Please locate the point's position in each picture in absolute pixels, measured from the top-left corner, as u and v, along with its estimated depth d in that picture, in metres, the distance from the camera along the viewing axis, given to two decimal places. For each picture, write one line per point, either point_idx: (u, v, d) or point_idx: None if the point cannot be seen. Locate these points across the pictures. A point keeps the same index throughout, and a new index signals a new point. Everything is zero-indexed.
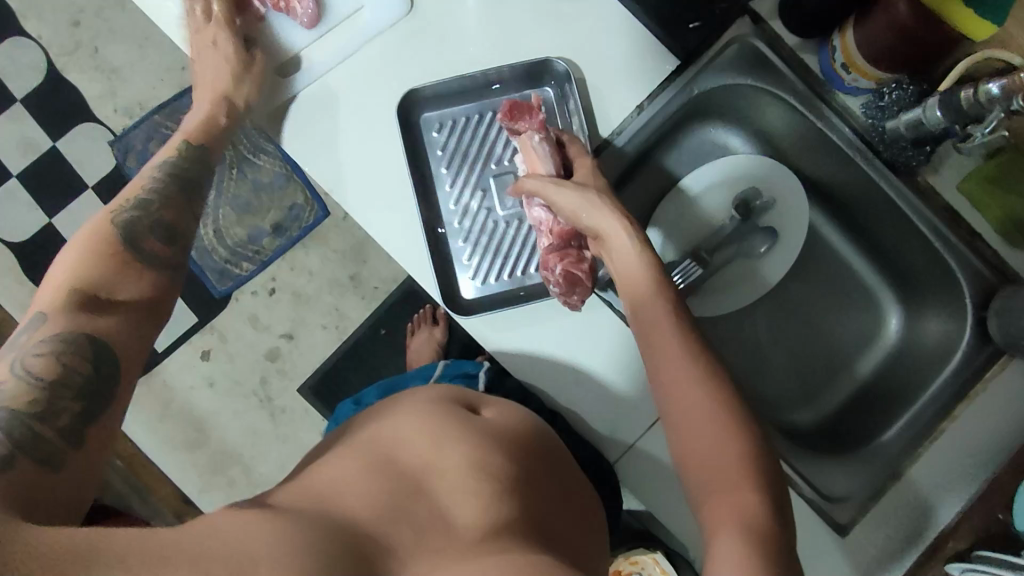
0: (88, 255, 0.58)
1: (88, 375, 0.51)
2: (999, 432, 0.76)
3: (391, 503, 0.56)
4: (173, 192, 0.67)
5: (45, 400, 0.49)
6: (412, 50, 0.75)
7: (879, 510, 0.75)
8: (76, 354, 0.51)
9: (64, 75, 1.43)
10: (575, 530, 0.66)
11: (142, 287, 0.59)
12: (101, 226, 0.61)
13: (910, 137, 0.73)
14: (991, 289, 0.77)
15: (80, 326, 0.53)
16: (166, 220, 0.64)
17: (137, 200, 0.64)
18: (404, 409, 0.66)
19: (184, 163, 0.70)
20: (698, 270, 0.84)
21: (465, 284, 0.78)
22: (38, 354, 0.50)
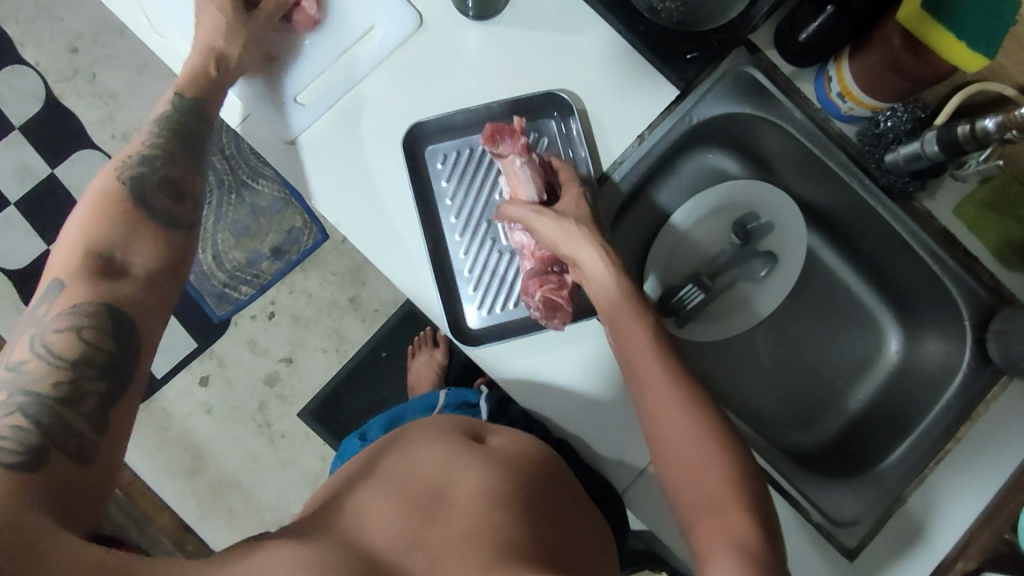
0: (99, 219, 0.61)
1: (105, 350, 0.54)
2: (1002, 453, 0.77)
3: (404, 527, 0.57)
4: (175, 150, 0.68)
5: (70, 381, 0.52)
6: (414, 82, 0.76)
7: (886, 532, 0.76)
8: (89, 330, 0.54)
9: (62, 101, 1.44)
10: (591, 561, 0.65)
11: (159, 247, 0.62)
12: (110, 188, 0.63)
13: (909, 170, 0.75)
14: (989, 311, 0.78)
15: (95, 296, 0.55)
16: (171, 176, 0.66)
17: (141, 157, 0.66)
18: (415, 443, 0.67)
19: (179, 116, 0.70)
20: (701, 295, 0.84)
21: (471, 313, 0.78)
22: (56, 331, 0.53)
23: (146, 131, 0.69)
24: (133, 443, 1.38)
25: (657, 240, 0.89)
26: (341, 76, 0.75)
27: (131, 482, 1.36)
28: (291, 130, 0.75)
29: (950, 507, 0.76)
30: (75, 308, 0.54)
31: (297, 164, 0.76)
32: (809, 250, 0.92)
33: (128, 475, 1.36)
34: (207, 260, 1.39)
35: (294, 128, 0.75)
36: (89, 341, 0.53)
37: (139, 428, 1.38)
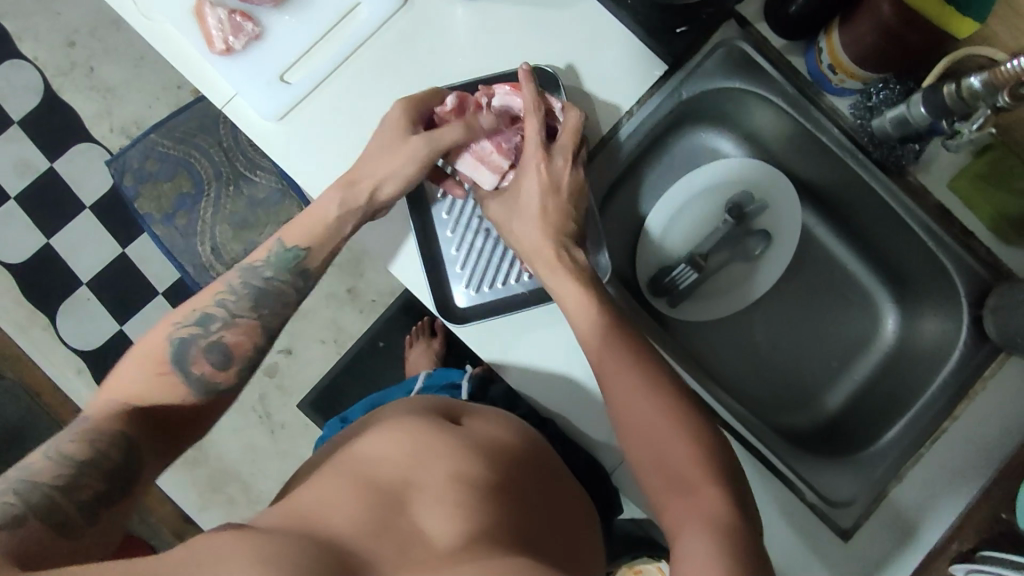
0: (136, 367, 0.61)
1: (118, 462, 0.54)
2: (998, 431, 0.76)
3: (373, 517, 0.56)
4: (249, 317, 0.67)
5: (70, 476, 0.51)
6: (401, 59, 0.75)
7: (880, 514, 0.75)
8: (108, 448, 0.54)
9: (60, 95, 1.44)
10: (565, 537, 0.65)
11: (198, 370, 0.63)
12: (157, 346, 0.62)
13: (897, 136, 0.74)
14: (985, 287, 0.77)
15: (124, 432, 0.56)
16: (228, 342, 0.65)
17: (201, 313, 0.65)
18: (386, 425, 0.67)
19: (269, 269, 0.68)
20: (694, 275, 0.83)
21: (459, 292, 0.77)
22: (72, 441, 0.54)
23: (285, 233, 0.70)
24: None
25: (648, 223, 0.88)
26: (328, 53, 0.75)
27: None
28: (281, 107, 0.75)
29: (947, 488, 0.75)
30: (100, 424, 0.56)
31: (287, 143, 0.76)
32: (805, 230, 0.91)
33: None
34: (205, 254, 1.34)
35: (285, 106, 0.75)
36: (105, 455, 0.54)
37: None
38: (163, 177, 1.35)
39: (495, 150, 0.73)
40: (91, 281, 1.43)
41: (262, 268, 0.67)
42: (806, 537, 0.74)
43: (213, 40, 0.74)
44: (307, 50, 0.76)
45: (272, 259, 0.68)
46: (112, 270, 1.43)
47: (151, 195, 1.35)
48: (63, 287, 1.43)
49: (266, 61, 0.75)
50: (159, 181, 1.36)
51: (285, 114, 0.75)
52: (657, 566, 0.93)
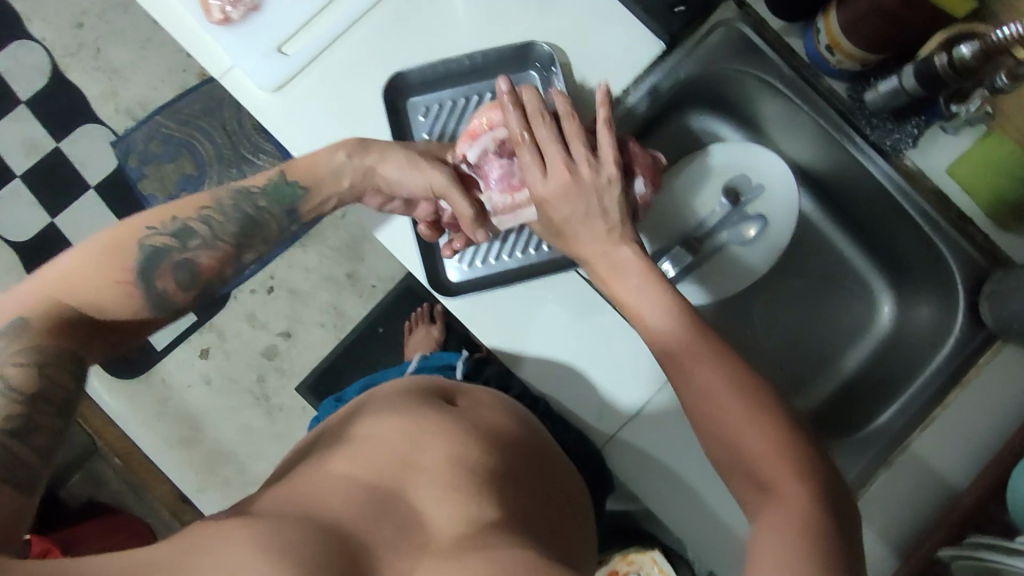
0: (95, 266, 0.52)
1: (69, 391, 0.48)
2: (994, 419, 0.74)
3: (370, 500, 0.56)
4: (228, 241, 0.60)
5: (23, 417, 0.45)
6: (399, 35, 0.76)
7: (872, 501, 0.74)
8: (60, 374, 0.48)
9: (67, 75, 1.45)
10: (559, 520, 0.65)
11: (162, 286, 0.56)
12: (125, 247, 0.55)
13: (889, 110, 0.74)
14: (982, 274, 0.76)
15: (70, 347, 0.50)
16: (202, 264, 0.59)
17: (180, 225, 0.58)
18: (382, 411, 0.66)
19: (263, 198, 0.63)
20: (689, 258, 0.85)
21: (452, 267, 0.80)
22: (25, 343, 0.47)
23: (289, 165, 0.65)
24: (132, 415, 1.39)
25: (654, 202, 0.87)
26: (325, 26, 0.75)
27: (129, 453, 1.37)
28: (278, 79, 0.75)
29: (940, 477, 0.74)
30: (48, 332, 0.48)
31: (283, 117, 0.76)
32: (803, 215, 0.91)
33: (126, 445, 1.38)
34: None
35: (283, 78, 0.75)
36: (53, 380, 0.48)
37: (138, 400, 1.39)
38: (166, 159, 1.36)
39: (508, 188, 0.70)
40: None
41: (258, 197, 0.62)
42: None
43: (211, 10, 0.75)
44: (305, 24, 0.76)
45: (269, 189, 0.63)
46: None
47: (154, 176, 1.36)
48: None
49: (265, 35, 0.76)
50: (162, 162, 1.37)
51: (280, 87, 0.75)
52: (650, 556, 0.95)
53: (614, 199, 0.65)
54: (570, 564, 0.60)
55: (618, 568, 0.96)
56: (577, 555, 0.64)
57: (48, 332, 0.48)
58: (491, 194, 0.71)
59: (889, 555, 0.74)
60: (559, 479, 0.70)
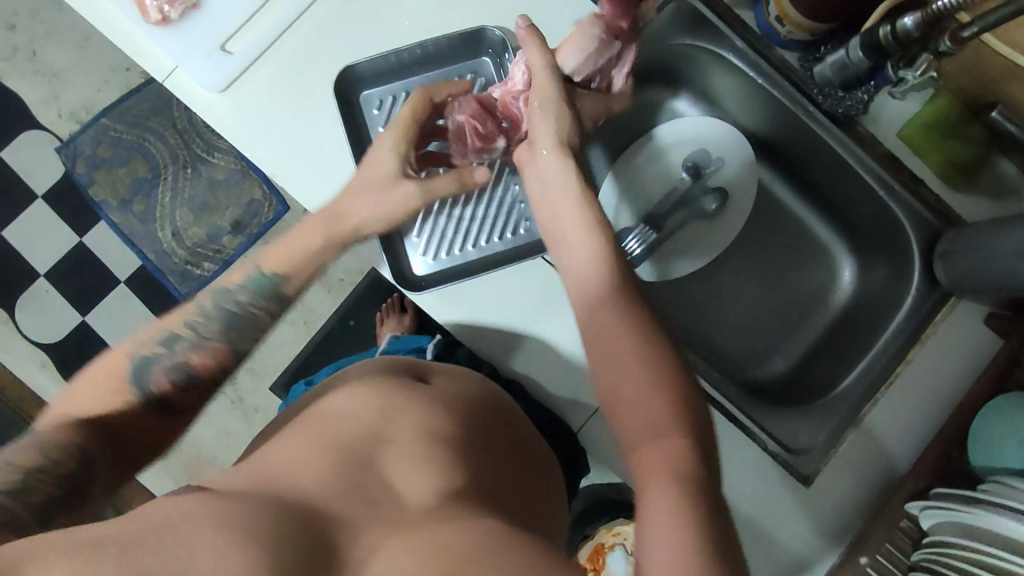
0: (92, 389, 0.58)
1: (50, 495, 0.51)
2: (951, 371, 0.77)
3: (342, 475, 0.54)
4: (217, 340, 0.63)
5: (22, 485, 0.50)
6: (347, 25, 0.74)
7: (840, 457, 0.77)
8: (11, 506, 0.49)
9: (3, 81, 1.37)
10: (523, 490, 0.65)
11: (159, 390, 0.60)
12: (115, 364, 0.59)
13: (838, 81, 0.75)
14: (935, 234, 0.78)
15: (82, 445, 0.54)
16: (193, 363, 0.62)
17: (170, 336, 0.62)
18: (354, 388, 0.66)
19: (247, 295, 0.65)
20: (655, 234, 0.84)
21: (417, 260, 0.79)
22: (18, 454, 0.52)
23: (266, 258, 0.66)
24: None
25: (607, 180, 0.89)
26: (270, 19, 0.74)
27: None
28: (226, 78, 0.73)
29: (905, 431, 0.77)
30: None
31: (234, 117, 0.74)
32: (762, 185, 0.92)
33: None
34: (166, 237, 1.37)
35: (231, 76, 0.73)
36: (29, 489, 0.50)
37: None
38: (119, 163, 1.36)
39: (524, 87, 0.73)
40: (50, 273, 1.37)
41: (237, 294, 0.64)
42: (769, 485, 0.76)
43: (147, 10, 0.73)
44: (249, 19, 0.75)
45: (251, 285, 0.65)
46: (69, 262, 1.37)
47: (107, 181, 1.36)
48: (19, 282, 1.37)
49: (210, 35, 0.74)
50: (113, 166, 1.37)
51: (228, 85, 0.73)
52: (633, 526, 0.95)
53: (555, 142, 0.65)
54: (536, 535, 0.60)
55: (605, 541, 0.96)
56: (544, 531, 0.63)
57: (25, 460, 0.51)
58: (471, 116, 0.73)
59: (860, 511, 0.76)
60: (528, 453, 0.70)
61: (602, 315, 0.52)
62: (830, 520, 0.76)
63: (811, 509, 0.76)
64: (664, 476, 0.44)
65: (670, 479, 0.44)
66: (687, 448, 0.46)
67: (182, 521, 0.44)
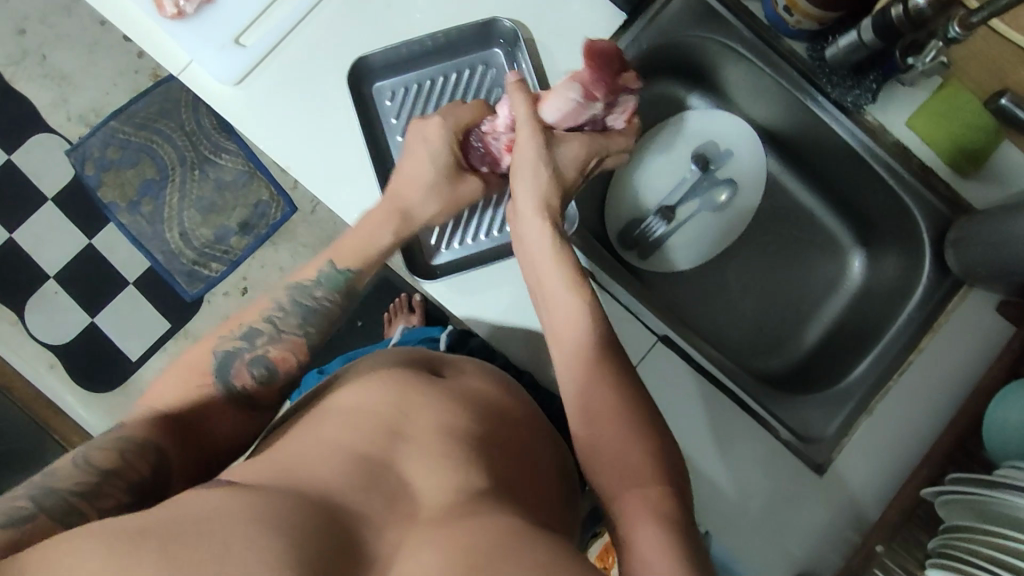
0: (181, 384, 0.62)
1: (121, 501, 0.50)
2: (964, 360, 0.77)
3: (358, 467, 0.54)
4: (295, 333, 0.68)
5: (95, 483, 0.50)
6: (360, 18, 0.75)
7: (853, 446, 0.77)
8: (84, 507, 0.48)
9: (13, 85, 1.38)
10: (541, 484, 0.63)
11: (241, 384, 0.64)
12: (203, 358, 0.64)
13: (849, 64, 0.75)
14: (945, 222, 0.79)
15: (155, 442, 0.55)
16: (273, 356, 0.66)
17: (250, 329, 0.67)
18: (369, 380, 0.65)
19: (316, 289, 0.69)
20: (663, 226, 0.87)
21: (433, 249, 0.81)
22: (102, 449, 0.53)
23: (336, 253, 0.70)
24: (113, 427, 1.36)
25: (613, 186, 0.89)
26: (284, 12, 0.75)
27: None
28: (241, 71, 0.74)
29: (919, 421, 0.77)
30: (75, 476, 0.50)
31: (249, 110, 0.75)
32: (772, 176, 0.93)
33: None
34: (174, 238, 1.38)
35: (245, 69, 0.74)
36: (103, 493, 0.50)
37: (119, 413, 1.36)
38: (127, 165, 1.37)
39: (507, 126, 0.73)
40: (59, 275, 1.37)
41: (313, 288, 0.68)
42: (783, 475, 0.76)
43: (163, 5, 0.73)
44: (264, 13, 0.75)
45: (323, 280, 0.69)
46: (79, 263, 1.37)
47: (115, 182, 1.37)
48: (29, 283, 1.37)
49: (225, 29, 0.74)
50: (122, 168, 1.38)
51: (242, 78, 0.74)
52: None
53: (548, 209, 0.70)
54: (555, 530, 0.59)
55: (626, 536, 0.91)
56: (564, 527, 0.62)
57: (102, 459, 0.52)
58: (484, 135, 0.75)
59: (875, 500, 0.76)
60: (546, 445, 0.69)
61: (597, 385, 0.60)
62: (844, 509, 0.76)
63: (826, 499, 0.76)
64: (652, 524, 0.50)
65: (655, 524, 0.50)
66: (670, 506, 0.52)
67: (210, 511, 0.44)
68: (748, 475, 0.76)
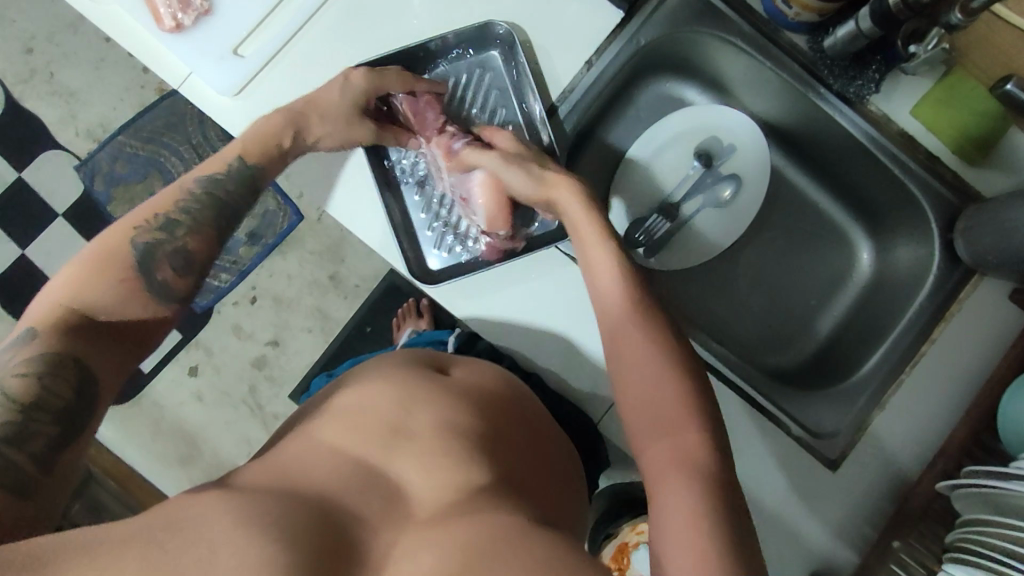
0: (92, 278, 0.55)
1: (49, 437, 0.49)
2: (977, 352, 0.76)
3: (359, 474, 0.54)
4: (210, 224, 0.63)
5: (20, 424, 0.48)
6: (356, 26, 0.75)
7: (866, 441, 0.76)
8: (12, 454, 0.47)
9: (22, 103, 1.40)
10: (549, 481, 0.64)
11: (162, 276, 0.58)
12: (119, 247, 0.57)
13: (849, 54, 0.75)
14: (954, 211, 0.78)
15: (70, 354, 0.51)
16: (189, 247, 0.61)
17: (164, 219, 0.61)
18: (367, 378, 0.64)
19: (229, 183, 0.65)
20: (666, 225, 0.86)
21: (431, 255, 0.79)
22: (16, 376, 0.49)
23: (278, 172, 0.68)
24: (129, 438, 1.37)
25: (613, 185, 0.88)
26: (282, 22, 0.75)
27: (128, 477, 1.33)
28: (241, 81, 0.75)
29: (932, 415, 0.76)
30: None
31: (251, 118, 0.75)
32: (775, 170, 0.92)
33: (124, 469, 1.35)
34: None
35: (245, 78, 0.75)
36: (31, 434, 0.48)
37: (134, 424, 1.37)
38: (135, 178, 1.35)
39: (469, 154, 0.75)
40: None
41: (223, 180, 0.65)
42: (794, 471, 0.75)
43: (162, 18, 0.74)
44: (262, 23, 0.76)
45: (232, 174, 0.66)
46: None
47: (124, 198, 1.35)
48: None
49: (226, 42, 0.75)
50: (131, 182, 1.36)
51: (242, 87, 0.75)
52: None
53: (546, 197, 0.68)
54: (559, 524, 0.59)
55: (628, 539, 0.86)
56: (568, 525, 0.62)
57: (21, 390, 0.49)
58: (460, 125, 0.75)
59: (889, 495, 0.75)
60: (551, 444, 0.69)
61: (625, 332, 0.58)
62: (858, 505, 0.75)
63: (837, 494, 0.75)
64: (685, 478, 0.50)
65: (691, 480, 0.50)
66: (711, 461, 0.51)
67: (208, 516, 0.44)
68: (760, 471, 0.75)
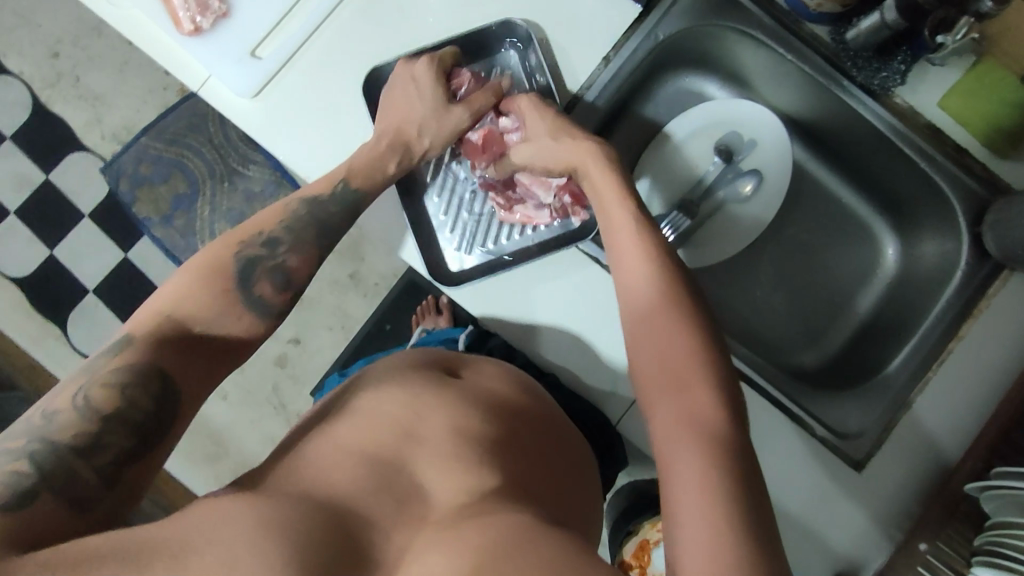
0: (200, 288, 0.56)
1: (124, 450, 0.47)
2: (1007, 348, 0.74)
3: (373, 473, 0.53)
4: (313, 244, 0.64)
5: (96, 433, 0.47)
6: (372, 26, 0.76)
7: (891, 443, 0.74)
8: (77, 465, 0.45)
9: (50, 107, 1.42)
10: (559, 481, 0.63)
11: (260, 291, 0.59)
12: (221, 262, 0.58)
13: (873, 45, 0.73)
14: (982, 204, 0.75)
15: (160, 364, 0.50)
16: (290, 265, 0.62)
17: (264, 239, 0.62)
18: (375, 378, 0.65)
19: (331, 205, 0.66)
20: (688, 221, 0.84)
21: (451, 257, 0.79)
22: (102, 385, 0.48)
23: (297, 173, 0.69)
24: None
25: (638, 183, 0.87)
26: (298, 24, 0.76)
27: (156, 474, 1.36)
28: (260, 82, 0.75)
29: (960, 414, 0.74)
30: (77, 420, 0.47)
31: (269, 120, 0.76)
32: (797, 165, 0.90)
33: None
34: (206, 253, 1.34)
35: (263, 80, 0.75)
36: (104, 445, 0.47)
37: None
38: (158, 179, 1.32)
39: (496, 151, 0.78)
40: (98, 288, 1.41)
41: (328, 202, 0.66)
42: (818, 472, 0.74)
43: (181, 21, 0.75)
44: (279, 25, 0.77)
45: (336, 193, 0.67)
46: (116, 276, 1.41)
47: (148, 198, 1.32)
48: (70, 297, 1.42)
49: (244, 45, 0.76)
50: (154, 182, 1.33)
51: (260, 89, 0.75)
52: None
53: (569, 160, 0.70)
54: (568, 525, 0.59)
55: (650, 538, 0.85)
56: (579, 526, 0.62)
57: (103, 398, 0.48)
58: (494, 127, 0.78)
59: (916, 496, 0.73)
60: (563, 444, 0.68)
61: (655, 317, 0.55)
62: (883, 506, 0.73)
63: (862, 496, 0.73)
64: (696, 446, 0.46)
65: (707, 485, 0.44)
66: (718, 419, 0.48)
67: (219, 515, 0.44)
68: (783, 472, 0.74)
